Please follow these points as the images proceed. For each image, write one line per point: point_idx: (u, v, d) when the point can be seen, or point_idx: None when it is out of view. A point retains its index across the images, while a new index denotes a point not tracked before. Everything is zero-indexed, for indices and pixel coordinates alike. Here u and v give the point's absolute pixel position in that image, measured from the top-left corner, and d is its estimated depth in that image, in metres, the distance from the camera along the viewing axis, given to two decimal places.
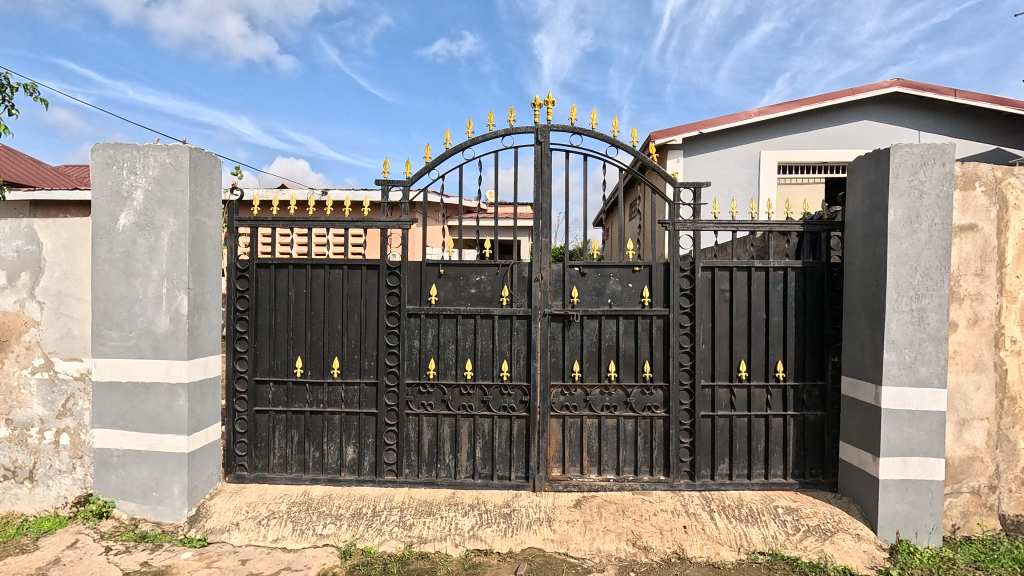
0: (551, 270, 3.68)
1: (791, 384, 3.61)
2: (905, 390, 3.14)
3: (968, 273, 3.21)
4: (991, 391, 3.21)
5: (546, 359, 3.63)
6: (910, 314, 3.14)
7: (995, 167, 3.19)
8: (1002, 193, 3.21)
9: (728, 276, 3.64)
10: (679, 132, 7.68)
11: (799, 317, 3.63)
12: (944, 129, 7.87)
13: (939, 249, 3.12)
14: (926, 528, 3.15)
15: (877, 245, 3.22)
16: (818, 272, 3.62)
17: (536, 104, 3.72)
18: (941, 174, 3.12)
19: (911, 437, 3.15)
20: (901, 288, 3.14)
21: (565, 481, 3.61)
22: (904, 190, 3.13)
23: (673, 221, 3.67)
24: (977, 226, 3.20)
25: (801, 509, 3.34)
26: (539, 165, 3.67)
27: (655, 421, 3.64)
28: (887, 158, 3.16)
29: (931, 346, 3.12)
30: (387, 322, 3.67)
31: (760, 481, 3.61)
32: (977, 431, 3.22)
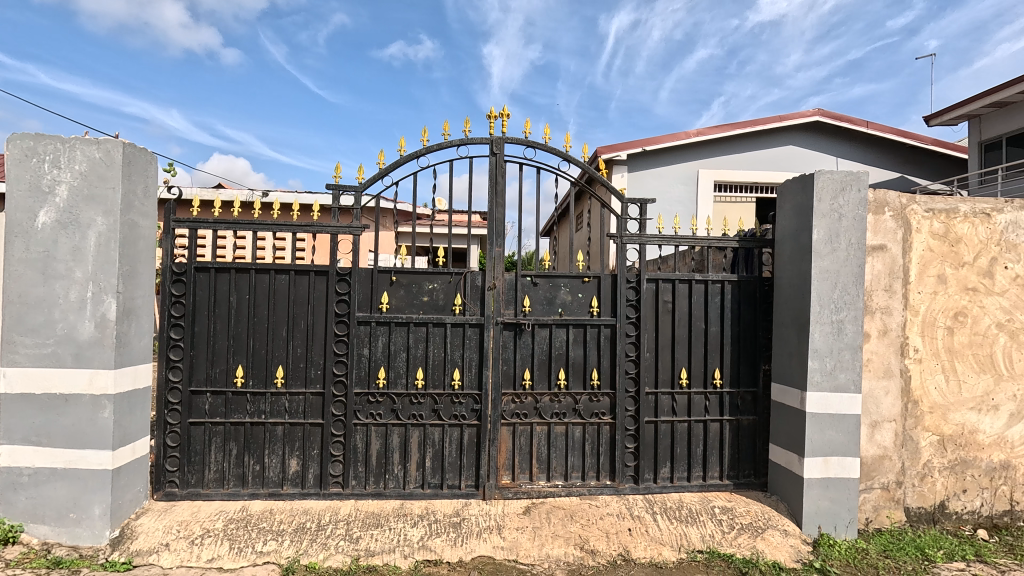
0: (504, 279, 3.73)
1: (727, 391, 3.84)
2: (827, 394, 3.43)
3: (879, 288, 3.55)
4: (897, 395, 3.57)
5: (497, 368, 3.66)
6: (830, 325, 3.44)
7: (900, 195, 3.57)
8: (907, 218, 3.59)
9: (671, 289, 3.84)
10: (624, 148, 8.02)
11: (734, 327, 3.88)
12: (858, 156, 8.66)
13: (855, 266, 3.44)
14: (843, 522, 3.43)
15: (803, 261, 3.51)
16: (752, 285, 3.90)
17: (491, 116, 3.78)
18: (857, 199, 3.46)
19: (832, 438, 3.44)
20: (823, 301, 3.43)
21: (514, 489, 3.64)
22: (826, 213, 3.44)
23: (621, 234, 3.82)
24: (886, 246, 3.56)
25: (735, 509, 3.55)
26: (493, 176, 3.73)
27: (602, 427, 3.76)
28: (811, 183, 3.45)
29: (849, 354, 3.43)
30: (335, 330, 3.58)
31: (699, 483, 3.80)
32: (886, 432, 3.55)
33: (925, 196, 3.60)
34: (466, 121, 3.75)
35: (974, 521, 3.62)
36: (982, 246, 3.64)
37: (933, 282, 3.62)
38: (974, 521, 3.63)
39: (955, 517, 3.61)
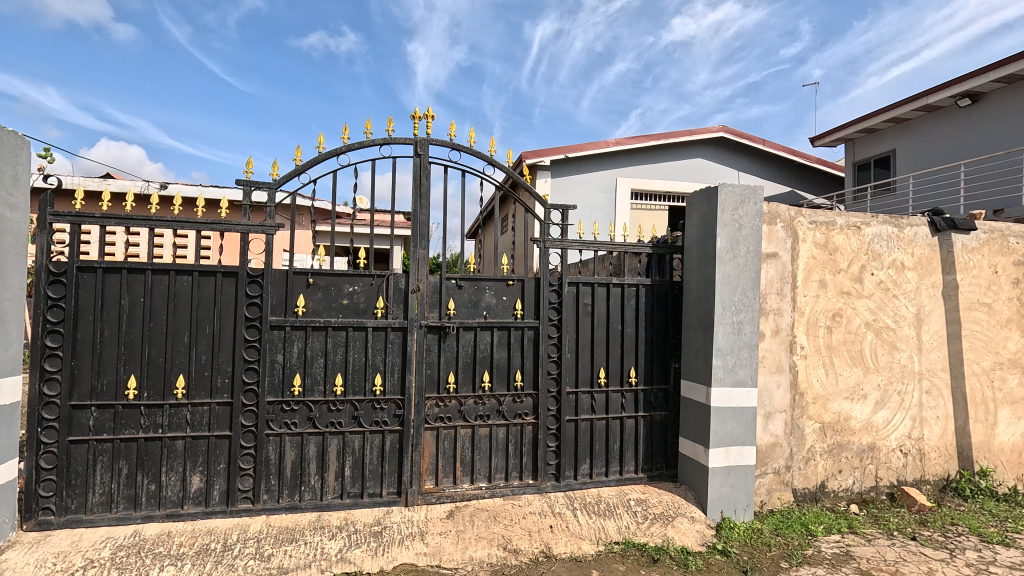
0: (428, 282, 3.69)
1: (642, 388, 4.06)
2: (728, 389, 3.73)
3: (772, 292, 3.92)
4: (787, 388, 3.96)
5: (421, 372, 3.61)
6: (731, 325, 3.75)
7: (789, 209, 3.98)
8: (795, 229, 4.01)
9: (591, 292, 4.00)
10: (548, 154, 8.24)
11: (648, 328, 4.11)
12: (755, 170, 9.51)
13: (752, 272, 3.78)
14: (742, 506, 3.75)
15: (708, 267, 3.80)
16: (664, 289, 4.16)
17: (416, 116, 3.73)
18: (753, 211, 3.80)
19: (732, 429, 3.75)
20: (725, 304, 3.73)
21: (437, 493, 3.61)
22: (728, 223, 3.74)
23: (544, 239, 3.92)
24: (778, 254, 3.95)
25: (648, 500, 3.76)
26: (418, 177, 3.68)
27: (525, 428, 3.83)
28: (716, 195, 3.75)
29: (746, 352, 3.77)
30: (245, 335, 3.36)
31: (616, 477, 3.98)
32: (777, 422, 3.93)
33: (810, 210, 4.03)
34: (390, 121, 3.67)
35: (848, 497, 4.10)
36: (855, 255, 4.14)
37: (816, 286, 4.06)
38: (848, 498, 4.11)
39: (833, 495, 4.07)
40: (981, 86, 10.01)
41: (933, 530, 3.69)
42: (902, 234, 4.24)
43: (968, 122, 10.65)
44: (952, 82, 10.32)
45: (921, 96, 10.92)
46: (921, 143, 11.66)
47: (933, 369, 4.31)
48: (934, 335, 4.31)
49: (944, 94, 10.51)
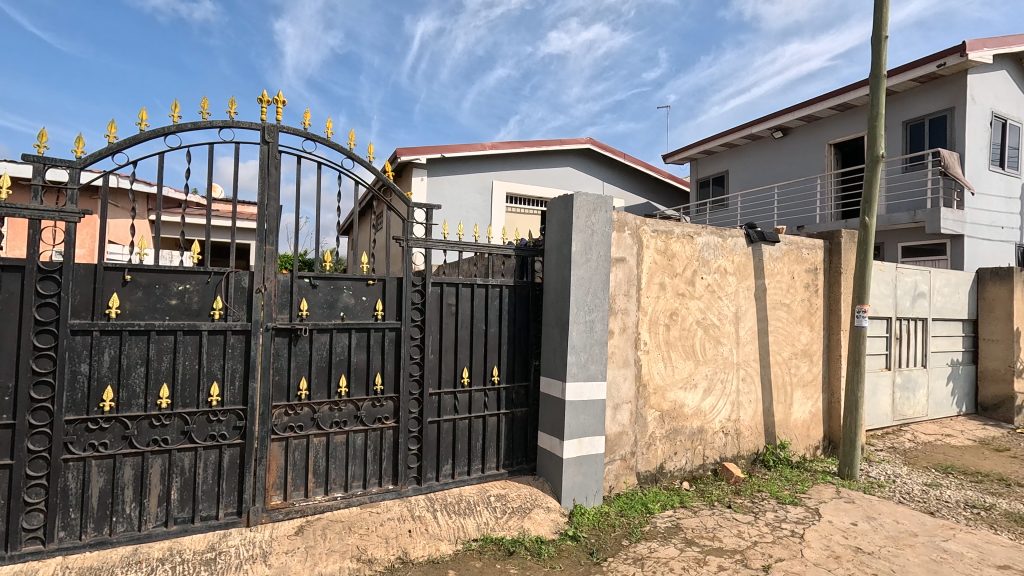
0: (277, 281, 3.41)
1: (504, 386, 4.17)
2: (581, 384, 3.99)
3: (620, 293, 4.28)
4: (632, 381, 4.35)
5: (268, 378, 3.32)
6: (584, 324, 4.01)
7: (635, 218, 4.38)
8: (640, 237, 4.42)
9: (455, 292, 4.01)
10: (424, 152, 8.15)
11: (511, 328, 4.24)
12: (616, 181, 10.37)
13: (602, 275, 4.10)
14: (592, 492, 4.03)
15: (564, 269, 4.03)
16: (526, 290, 4.32)
17: (264, 100, 3.42)
18: (604, 218, 4.12)
19: (584, 421, 4.01)
20: (579, 304, 3.98)
21: (285, 509, 3.35)
22: (582, 228, 4.00)
23: (407, 238, 3.83)
24: (626, 259, 4.31)
25: (507, 494, 3.87)
26: (265, 167, 3.37)
27: (385, 432, 3.71)
28: (572, 202, 3.99)
29: (597, 349, 4.06)
30: (36, 342, 2.80)
31: (478, 475, 4.04)
32: (624, 412, 4.29)
33: (652, 220, 4.47)
34: (232, 102, 3.31)
35: (681, 475, 4.61)
36: (688, 261, 4.69)
37: (657, 288, 4.52)
38: (682, 476, 4.62)
39: (669, 475, 4.55)
40: (791, 121, 12.46)
41: (744, 497, 4.30)
42: (725, 244, 4.90)
43: (781, 151, 13.13)
44: (771, 116, 12.71)
45: (749, 126, 13.22)
46: (748, 166, 14.03)
47: (747, 360, 5.04)
48: (748, 330, 5.05)
49: (765, 125, 12.88)
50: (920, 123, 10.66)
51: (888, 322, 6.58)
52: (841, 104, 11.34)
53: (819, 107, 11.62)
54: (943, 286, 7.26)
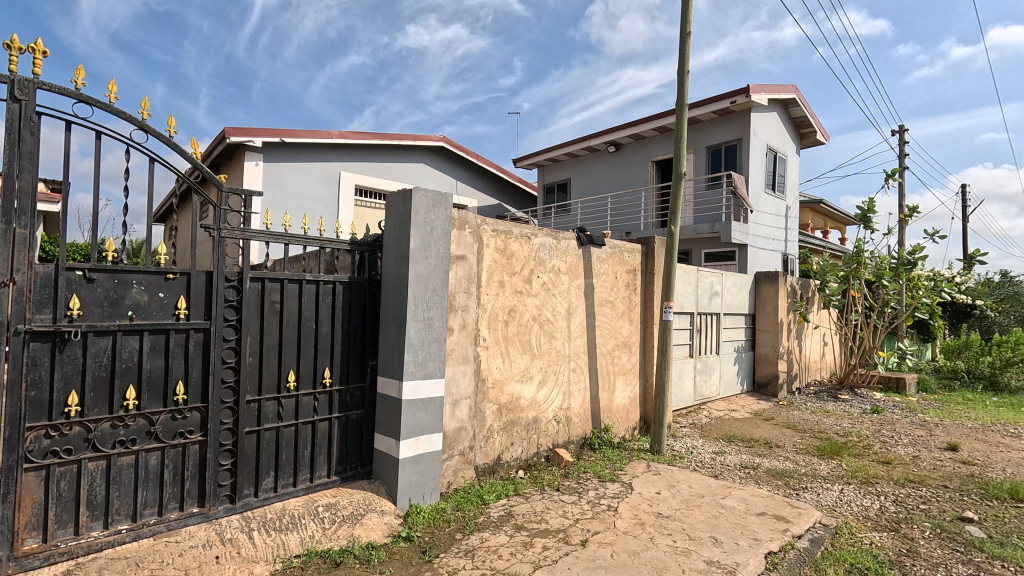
0: (35, 273, 2.75)
1: (336, 389, 3.92)
2: (418, 382, 3.92)
3: (460, 291, 4.32)
4: (471, 376, 4.41)
5: (18, 395, 2.65)
6: (422, 321, 3.95)
7: (475, 217, 4.46)
8: (480, 235, 4.51)
9: (279, 288, 3.66)
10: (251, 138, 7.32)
11: (345, 326, 4.01)
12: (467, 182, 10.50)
13: (441, 272, 4.09)
14: (429, 490, 4.00)
15: (402, 266, 3.93)
16: (362, 286, 4.14)
17: (13, 46, 2.70)
18: (443, 215, 4.11)
19: (422, 419, 3.95)
20: (417, 301, 3.91)
21: (45, 553, 2.73)
22: (420, 224, 3.94)
23: (219, 226, 3.36)
24: (466, 257, 4.36)
25: (338, 503, 3.65)
26: (15, 131, 2.70)
27: (189, 448, 3.24)
28: (410, 197, 3.90)
29: (436, 346, 4.05)
30: None
31: (305, 485, 3.75)
32: (463, 407, 4.34)
33: (492, 219, 4.59)
34: None
35: (517, 464, 4.83)
36: (526, 260, 4.93)
37: (496, 286, 4.66)
38: (518, 465, 4.84)
39: (506, 465, 4.72)
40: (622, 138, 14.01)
41: (571, 479, 4.66)
42: (559, 245, 5.25)
43: (614, 164, 14.73)
44: (606, 131, 14.19)
45: (588, 138, 14.58)
46: (587, 175, 15.48)
47: (578, 352, 5.47)
48: (579, 325, 5.49)
49: (602, 139, 14.32)
50: (718, 149, 12.69)
51: (691, 316, 7.73)
52: (661, 126, 13.10)
53: (644, 127, 13.28)
54: (732, 286, 8.75)
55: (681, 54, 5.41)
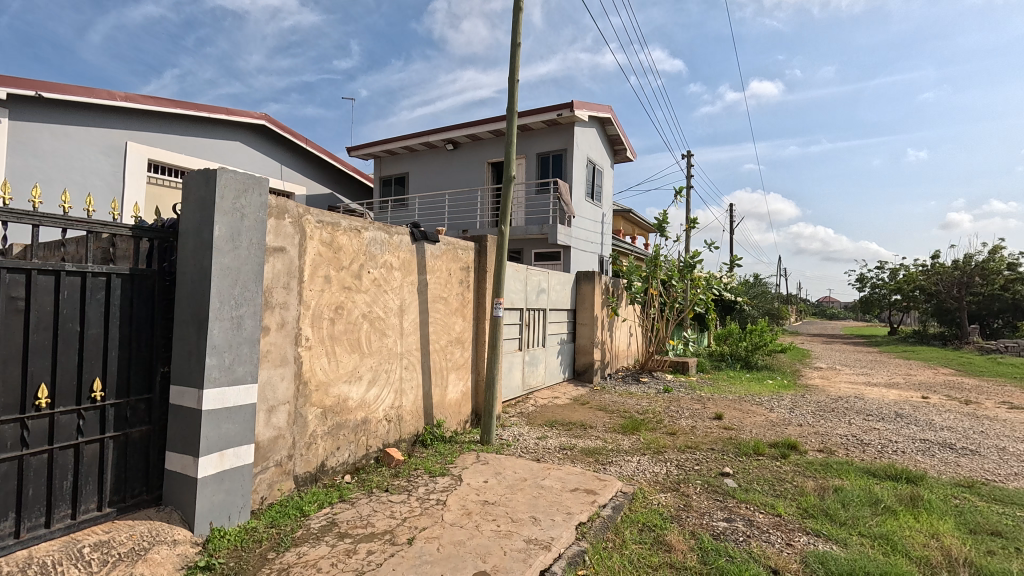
0: None
1: (111, 403, 3.24)
2: (224, 389, 3.41)
3: (278, 286, 3.89)
4: (291, 379, 4.02)
5: None
6: (230, 320, 3.46)
7: (297, 205, 4.07)
8: (303, 226, 4.13)
9: (23, 280, 2.87)
10: None
11: (124, 328, 3.34)
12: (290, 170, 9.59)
13: (254, 265, 3.63)
14: (236, 509, 3.53)
15: (204, 257, 3.38)
16: (149, 280, 3.49)
17: None
18: (257, 202, 3.65)
19: (228, 431, 3.45)
20: (223, 297, 3.40)
21: None
22: (228, 211, 3.42)
23: None
24: (285, 249, 3.95)
25: (113, 539, 3.00)
26: None
27: None
28: (214, 178, 3.37)
29: (247, 348, 3.58)
30: None
31: (65, 524, 3.03)
32: (281, 414, 3.92)
33: (317, 209, 4.25)
34: None
35: (343, 470, 4.55)
36: (355, 254, 4.67)
37: (321, 281, 4.32)
38: (344, 470, 4.57)
39: (330, 472, 4.41)
40: (460, 137, 14.26)
41: (401, 479, 4.57)
42: (391, 240, 5.11)
43: (452, 162, 14.94)
44: (444, 128, 14.30)
45: (426, 133, 14.53)
46: (425, 171, 15.43)
47: (410, 349, 5.39)
48: (411, 322, 5.41)
49: (439, 136, 14.38)
50: (547, 156, 13.69)
51: (520, 312, 8.22)
52: (496, 130, 13.68)
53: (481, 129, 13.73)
54: (557, 284, 9.53)
55: (512, 63, 5.67)
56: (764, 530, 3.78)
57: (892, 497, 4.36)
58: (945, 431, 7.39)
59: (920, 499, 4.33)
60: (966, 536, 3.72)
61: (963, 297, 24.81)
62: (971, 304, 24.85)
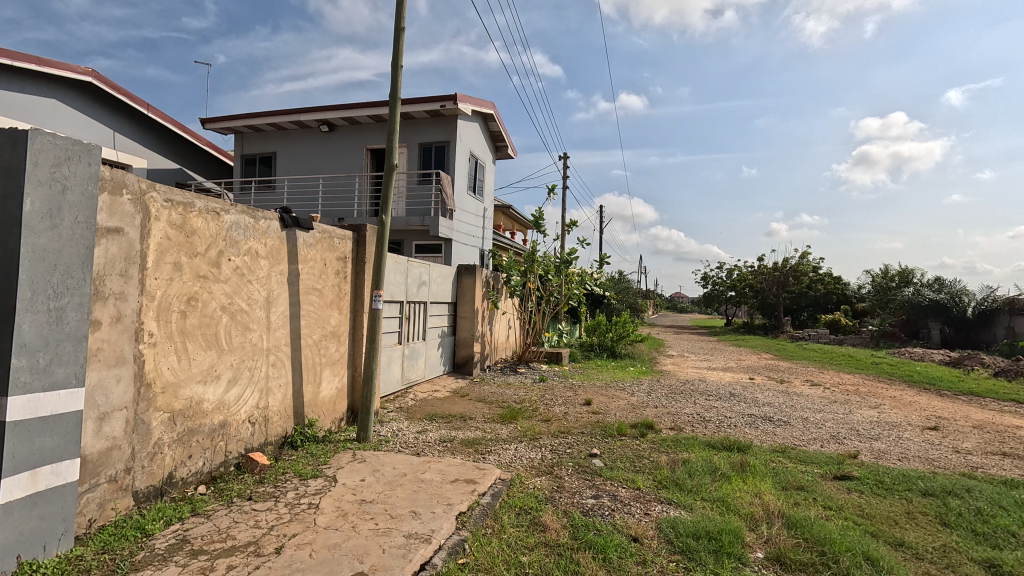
0: None
1: None
2: (38, 396, 2.83)
3: (113, 273, 3.32)
4: (129, 381, 3.46)
5: None
6: (47, 313, 2.87)
7: (139, 180, 3.51)
8: (146, 205, 3.57)
9: None
10: None
11: None
12: None
13: (81, 247, 3.06)
14: (56, 537, 2.93)
15: (9, 236, 2.76)
16: None
17: None
18: (86, 173, 3.08)
19: (43, 446, 2.86)
20: (37, 286, 2.81)
21: None
22: (44, 182, 2.83)
23: None
24: (123, 230, 3.38)
25: None
26: None
27: None
28: (24, 140, 2.76)
29: (70, 346, 3.00)
30: None
31: None
32: (115, 422, 3.36)
33: (165, 186, 3.70)
34: None
35: (196, 480, 4.05)
36: (212, 240, 4.17)
37: (170, 269, 3.79)
38: (197, 481, 4.07)
39: (180, 483, 3.90)
40: (336, 119, 13.43)
41: (267, 485, 4.20)
42: (257, 225, 4.65)
43: (326, 144, 14.03)
44: (318, 108, 13.36)
45: (297, 111, 13.45)
46: (295, 152, 14.28)
47: (277, 345, 4.98)
48: (279, 315, 4.99)
49: (312, 115, 13.41)
50: (429, 147, 13.49)
51: (400, 305, 8.03)
52: (376, 115, 13.13)
53: (359, 112, 13.09)
54: (438, 277, 9.47)
55: (396, 48, 5.48)
56: (626, 503, 4.17)
57: (727, 465, 5.10)
58: (766, 406, 8.80)
59: (747, 464, 5.11)
60: (780, 491, 4.48)
61: (780, 293, 29.67)
62: (785, 300, 29.80)
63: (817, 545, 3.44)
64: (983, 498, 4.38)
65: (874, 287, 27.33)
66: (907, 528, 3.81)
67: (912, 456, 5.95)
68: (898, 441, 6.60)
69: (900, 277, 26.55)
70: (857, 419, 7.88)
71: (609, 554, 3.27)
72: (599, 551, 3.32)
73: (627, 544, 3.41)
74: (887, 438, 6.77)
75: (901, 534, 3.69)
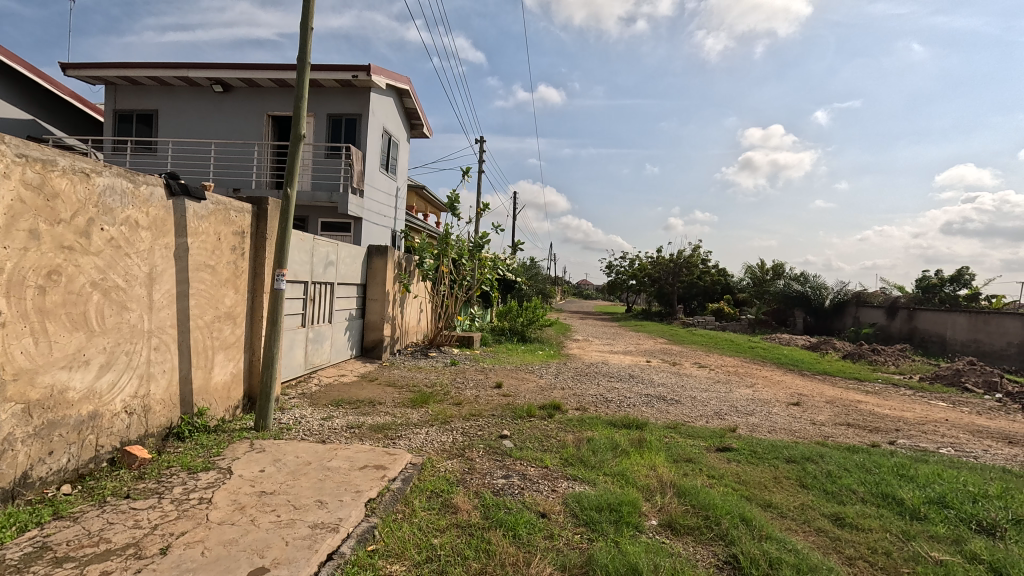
0: None
1: None
2: None
3: None
4: None
5: None
6: None
7: None
8: None
9: None
10: None
11: None
12: None
13: None
14: None
15: None
16: None
17: None
18: None
19: None
20: None
21: None
22: None
23: None
24: None
25: None
26: None
27: None
28: None
29: None
30: None
31: None
32: None
33: (19, 139, 3.14)
34: None
35: (59, 480, 3.55)
36: (79, 206, 3.62)
37: (24, 237, 3.23)
38: (60, 480, 3.56)
39: (37, 484, 3.39)
40: (231, 79, 12.19)
41: (148, 481, 3.79)
42: (136, 191, 4.11)
43: (220, 107, 12.71)
44: (210, 65, 12.03)
45: (185, 66, 12.00)
46: (181, 112, 12.77)
47: (160, 327, 4.47)
48: (163, 294, 4.48)
49: (203, 73, 12.03)
50: (338, 119, 12.73)
51: (304, 285, 7.57)
52: (279, 78, 12.10)
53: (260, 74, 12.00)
54: (347, 257, 9.04)
55: (306, 9, 5.07)
56: (534, 481, 4.33)
57: (627, 441, 5.46)
58: (660, 386, 9.52)
59: (644, 440, 5.51)
60: (672, 464, 4.90)
61: (674, 283, 32.08)
62: (679, 289, 32.28)
63: (702, 510, 3.82)
64: (833, 462, 5.11)
65: (752, 280, 30.55)
66: (774, 491, 4.36)
67: (780, 428, 6.78)
68: (768, 416, 7.49)
69: (773, 271, 29.93)
70: (737, 398, 8.78)
71: (519, 531, 3.39)
72: (509, 528, 3.42)
73: (536, 521, 3.55)
74: (760, 413, 7.65)
75: (770, 496, 4.21)
